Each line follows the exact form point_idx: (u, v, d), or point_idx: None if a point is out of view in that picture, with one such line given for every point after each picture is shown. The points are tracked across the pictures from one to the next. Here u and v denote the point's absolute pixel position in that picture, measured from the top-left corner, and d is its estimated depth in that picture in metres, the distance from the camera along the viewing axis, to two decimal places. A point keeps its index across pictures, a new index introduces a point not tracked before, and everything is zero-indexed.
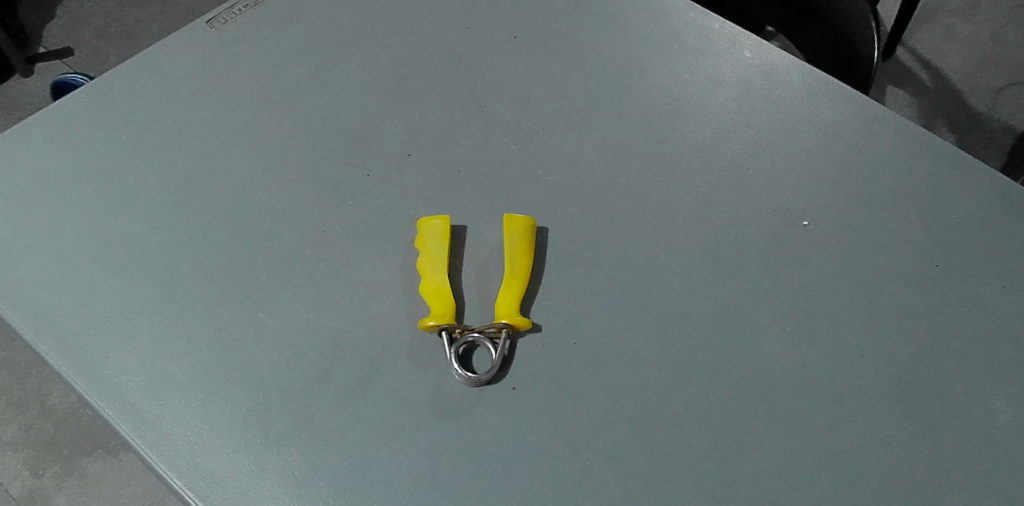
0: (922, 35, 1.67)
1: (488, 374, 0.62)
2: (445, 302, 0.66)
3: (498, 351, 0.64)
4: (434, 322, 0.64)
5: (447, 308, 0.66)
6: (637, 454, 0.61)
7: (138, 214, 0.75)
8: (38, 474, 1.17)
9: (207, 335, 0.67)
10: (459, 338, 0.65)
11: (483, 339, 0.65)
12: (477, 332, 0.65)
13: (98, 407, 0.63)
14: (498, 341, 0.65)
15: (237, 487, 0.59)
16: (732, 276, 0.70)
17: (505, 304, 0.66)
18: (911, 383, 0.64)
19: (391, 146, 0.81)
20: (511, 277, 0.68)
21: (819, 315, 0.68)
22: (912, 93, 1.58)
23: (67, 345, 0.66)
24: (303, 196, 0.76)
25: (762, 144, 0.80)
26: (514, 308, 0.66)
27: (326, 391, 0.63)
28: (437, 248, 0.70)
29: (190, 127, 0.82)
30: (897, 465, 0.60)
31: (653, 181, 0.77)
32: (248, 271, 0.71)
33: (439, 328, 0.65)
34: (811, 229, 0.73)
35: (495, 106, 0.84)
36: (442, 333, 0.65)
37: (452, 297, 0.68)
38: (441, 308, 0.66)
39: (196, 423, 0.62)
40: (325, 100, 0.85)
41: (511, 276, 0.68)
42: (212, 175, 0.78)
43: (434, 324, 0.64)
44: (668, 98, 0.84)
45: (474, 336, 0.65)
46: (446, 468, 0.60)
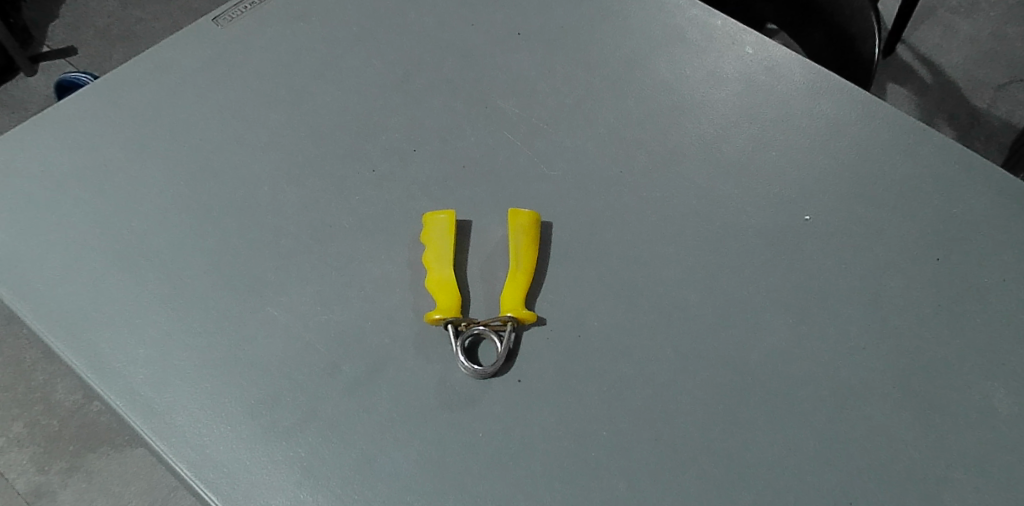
0: (944, 18, 1.61)
1: (495, 367, 0.51)
2: (450, 294, 0.54)
3: (504, 344, 0.52)
4: (440, 314, 0.52)
5: (451, 293, 0.54)
6: (681, 444, 0.50)
7: (80, 161, 0.62)
8: (44, 470, 1.11)
9: (197, 304, 0.55)
10: (463, 331, 0.53)
11: (489, 331, 0.53)
12: (482, 324, 0.53)
13: (79, 366, 0.52)
14: (503, 333, 0.54)
15: (250, 479, 0.48)
16: (784, 240, 0.60)
17: (508, 295, 0.54)
18: (998, 358, 0.54)
19: (379, 91, 0.68)
20: (516, 267, 0.56)
21: (887, 281, 0.58)
22: (914, 91, 1.51)
23: (46, 292, 0.55)
24: (271, 148, 0.63)
25: (814, 92, 0.68)
26: (520, 299, 0.54)
27: (304, 373, 0.52)
28: (438, 226, 0.57)
29: (146, 62, 0.69)
30: (988, 450, 0.50)
31: (688, 133, 0.66)
32: (222, 229, 0.58)
33: (446, 323, 0.53)
34: (873, 186, 0.63)
35: (500, 48, 0.71)
36: (446, 327, 0.53)
37: (457, 287, 0.55)
38: (444, 294, 0.54)
39: (197, 396, 0.51)
40: (299, 38, 0.72)
41: (513, 266, 0.56)
42: (169, 122, 0.65)
43: (439, 318, 0.52)
44: (704, 40, 0.72)
45: (479, 328, 0.52)
46: (454, 463, 0.49)
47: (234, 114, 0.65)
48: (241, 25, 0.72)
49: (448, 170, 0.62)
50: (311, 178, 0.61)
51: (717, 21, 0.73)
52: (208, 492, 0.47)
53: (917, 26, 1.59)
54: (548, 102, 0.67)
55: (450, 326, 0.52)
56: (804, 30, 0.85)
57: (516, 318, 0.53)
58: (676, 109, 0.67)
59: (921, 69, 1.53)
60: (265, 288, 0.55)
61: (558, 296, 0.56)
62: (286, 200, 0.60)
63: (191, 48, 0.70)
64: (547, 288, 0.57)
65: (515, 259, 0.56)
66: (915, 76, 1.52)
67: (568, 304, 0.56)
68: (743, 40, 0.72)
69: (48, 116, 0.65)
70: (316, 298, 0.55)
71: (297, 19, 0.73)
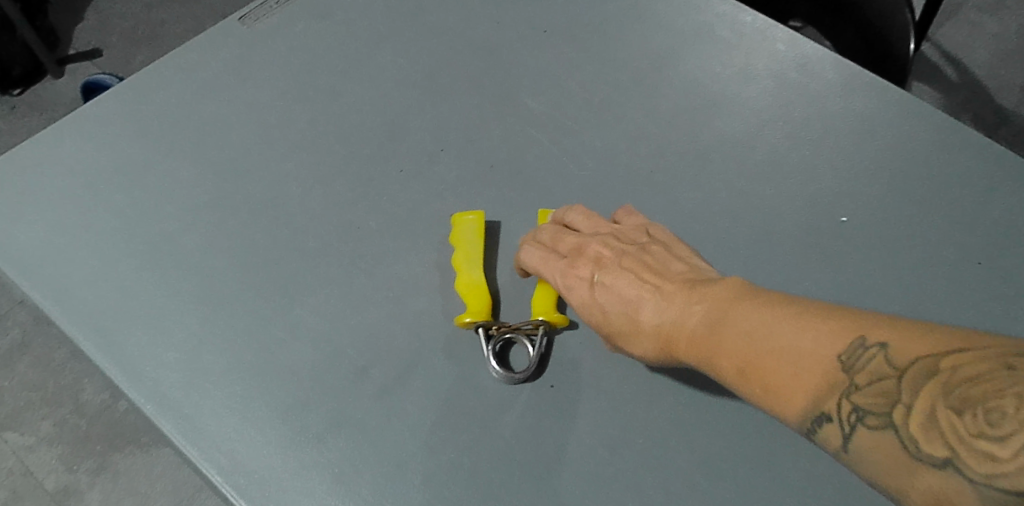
0: (969, 15, 1.56)
1: (525, 372, 0.50)
2: (481, 298, 0.53)
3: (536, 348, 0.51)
4: (470, 318, 0.51)
5: (483, 299, 0.53)
6: (716, 451, 0.49)
7: (113, 163, 0.62)
8: (72, 469, 1.05)
9: (224, 308, 0.54)
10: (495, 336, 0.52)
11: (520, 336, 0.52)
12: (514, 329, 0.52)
13: (110, 371, 0.52)
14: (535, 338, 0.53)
15: (278, 485, 0.47)
16: (819, 242, 0.59)
17: (539, 300, 0.54)
18: None
19: (404, 90, 0.67)
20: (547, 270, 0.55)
21: (925, 287, 0.56)
22: (941, 90, 1.47)
23: (79, 295, 0.55)
24: (298, 149, 0.63)
25: (846, 90, 0.66)
26: (552, 304, 0.53)
27: (333, 377, 0.51)
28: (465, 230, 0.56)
29: (173, 61, 0.69)
30: None
31: (720, 133, 0.64)
32: (251, 229, 0.58)
33: (477, 326, 0.52)
34: (910, 186, 0.61)
35: (526, 46, 0.70)
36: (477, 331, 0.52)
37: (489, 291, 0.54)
38: (475, 300, 0.53)
39: (226, 401, 0.50)
40: (322, 37, 0.71)
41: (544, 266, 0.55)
42: (196, 123, 0.65)
43: (470, 321, 0.51)
44: (734, 36, 0.70)
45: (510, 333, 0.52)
46: (486, 469, 0.48)
47: (260, 115, 0.65)
48: (267, 24, 0.72)
49: (476, 170, 0.62)
50: (337, 178, 0.61)
51: (746, 17, 0.72)
52: (238, 498, 0.47)
53: (943, 24, 1.55)
54: (574, 101, 0.66)
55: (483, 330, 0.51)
56: (837, 29, 0.82)
57: (547, 322, 0.52)
58: (706, 108, 0.66)
59: (946, 68, 1.49)
60: (293, 290, 0.55)
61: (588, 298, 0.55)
62: (312, 200, 0.60)
63: (217, 49, 0.70)
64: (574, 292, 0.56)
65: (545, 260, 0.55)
66: (943, 75, 1.49)
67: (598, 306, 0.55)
68: (775, 36, 0.70)
69: (79, 118, 0.65)
70: (345, 300, 0.54)
71: (321, 16, 0.72)
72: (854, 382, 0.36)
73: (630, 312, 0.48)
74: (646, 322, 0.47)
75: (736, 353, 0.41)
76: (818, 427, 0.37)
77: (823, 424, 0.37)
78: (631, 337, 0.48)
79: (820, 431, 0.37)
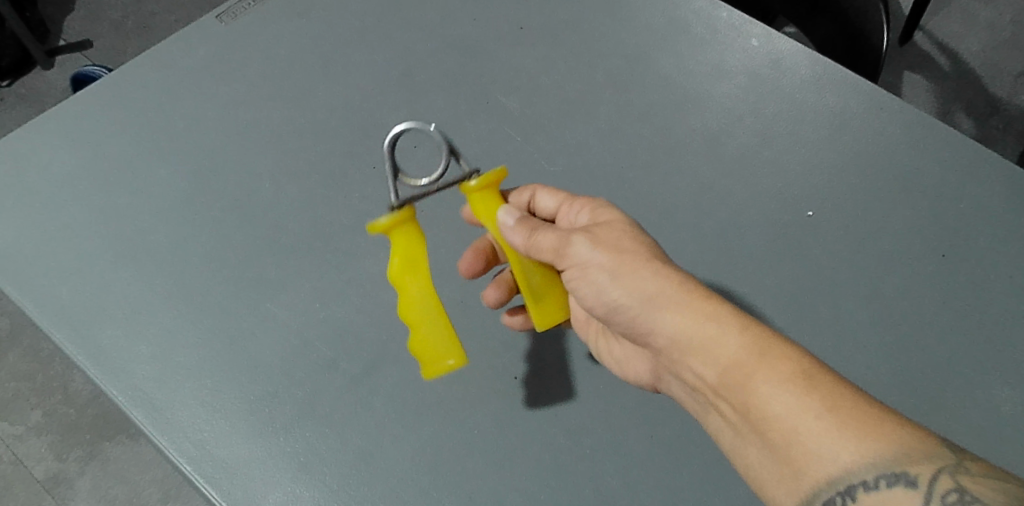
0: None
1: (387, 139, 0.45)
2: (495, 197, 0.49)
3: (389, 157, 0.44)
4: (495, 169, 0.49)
5: (482, 197, 0.49)
6: (675, 442, 0.50)
7: (92, 158, 0.63)
8: (61, 458, 1.00)
9: (197, 302, 0.55)
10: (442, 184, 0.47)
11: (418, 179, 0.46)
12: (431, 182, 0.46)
13: (83, 363, 0.53)
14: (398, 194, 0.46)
15: (247, 474, 0.48)
16: (783, 237, 0.60)
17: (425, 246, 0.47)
18: (988, 360, 0.55)
19: (380, 86, 0.68)
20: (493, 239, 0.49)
21: (884, 282, 0.58)
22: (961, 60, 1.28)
23: (55, 289, 0.56)
24: (274, 144, 0.64)
25: (817, 86, 0.67)
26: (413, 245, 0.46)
27: (302, 370, 0.52)
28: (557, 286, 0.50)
29: (152, 57, 0.69)
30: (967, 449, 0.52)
31: (692, 130, 0.65)
32: (226, 224, 0.59)
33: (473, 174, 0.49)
34: (875, 182, 0.62)
35: (502, 42, 0.71)
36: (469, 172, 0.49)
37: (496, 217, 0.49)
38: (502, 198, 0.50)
39: (197, 393, 0.51)
40: (300, 32, 0.71)
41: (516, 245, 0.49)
42: (175, 118, 0.65)
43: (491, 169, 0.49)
44: (709, 32, 0.71)
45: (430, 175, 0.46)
46: (450, 459, 0.49)
47: (238, 110, 0.66)
48: (245, 19, 0.72)
49: (448, 165, 0.62)
50: (311, 174, 0.62)
51: (722, 13, 0.72)
52: (207, 487, 0.48)
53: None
54: (548, 97, 0.67)
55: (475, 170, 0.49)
56: (809, 27, 0.80)
57: (397, 202, 0.45)
58: (678, 105, 0.67)
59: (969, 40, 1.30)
60: (266, 284, 0.56)
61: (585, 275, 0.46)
62: (287, 195, 0.61)
63: (196, 44, 0.70)
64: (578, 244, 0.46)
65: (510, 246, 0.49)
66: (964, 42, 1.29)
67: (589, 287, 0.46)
68: (749, 32, 0.71)
69: (59, 112, 0.66)
70: (317, 295, 0.55)
71: (299, 12, 0.73)
72: (961, 465, 0.34)
73: (718, 306, 0.42)
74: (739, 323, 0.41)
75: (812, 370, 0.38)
76: (884, 485, 0.34)
77: (893, 485, 0.34)
78: (714, 337, 0.41)
79: (884, 489, 0.34)
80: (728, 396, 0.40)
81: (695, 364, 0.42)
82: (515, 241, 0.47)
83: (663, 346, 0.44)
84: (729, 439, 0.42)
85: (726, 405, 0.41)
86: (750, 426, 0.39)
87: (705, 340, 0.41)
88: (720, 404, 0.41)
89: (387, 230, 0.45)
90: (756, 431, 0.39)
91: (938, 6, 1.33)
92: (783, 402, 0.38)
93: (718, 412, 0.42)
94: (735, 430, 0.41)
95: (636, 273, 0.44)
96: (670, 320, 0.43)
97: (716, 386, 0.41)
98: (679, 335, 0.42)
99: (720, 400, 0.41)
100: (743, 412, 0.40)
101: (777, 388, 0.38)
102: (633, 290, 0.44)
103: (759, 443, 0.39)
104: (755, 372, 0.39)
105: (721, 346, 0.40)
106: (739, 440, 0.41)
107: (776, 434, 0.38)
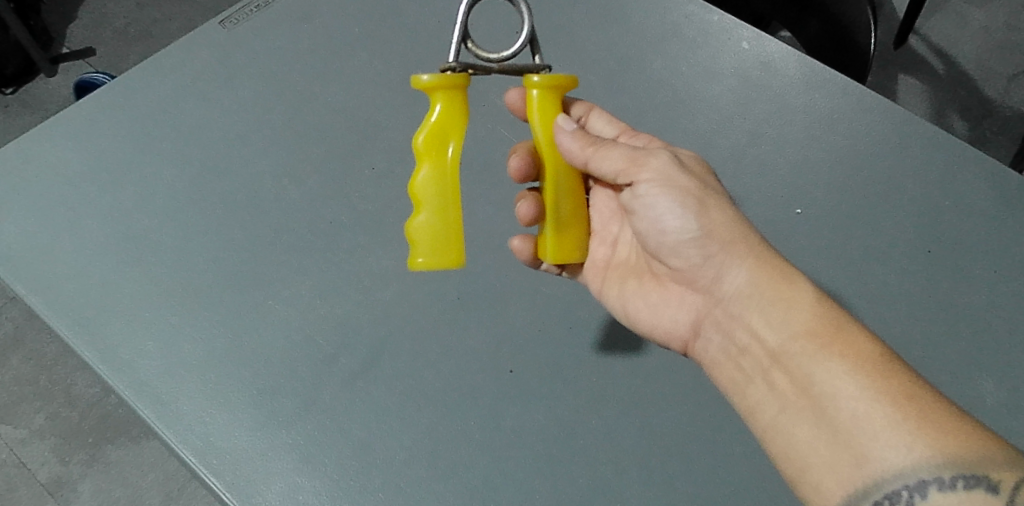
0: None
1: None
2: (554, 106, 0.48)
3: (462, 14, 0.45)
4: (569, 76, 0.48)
5: (544, 94, 0.48)
6: (665, 431, 0.52)
7: (98, 162, 0.65)
8: (65, 461, 0.96)
9: (201, 299, 0.57)
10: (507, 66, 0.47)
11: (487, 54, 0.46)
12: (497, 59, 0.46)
13: (90, 358, 0.54)
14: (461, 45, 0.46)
15: (250, 465, 0.50)
16: (773, 234, 0.61)
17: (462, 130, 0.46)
18: (973, 350, 0.56)
19: (378, 89, 0.69)
20: (534, 138, 0.48)
21: (870, 276, 0.59)
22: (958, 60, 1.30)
23: (62, 287, 0.58)
24: (275, 146, 0.65)
25: (806, 87, 0.69)
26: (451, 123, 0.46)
27: (303, 365, 0.54)
28: (579, 220, 0.47)
29: (156, 62, 0.71)
30: None
31: (684, 130, 0.67)
32: (229, 224, 0.60)
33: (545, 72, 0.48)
34: (862, 179, 0.64)
35: (498, 46, 0.72)
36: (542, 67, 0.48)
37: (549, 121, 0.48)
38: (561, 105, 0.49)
39: (201, 387, 0.53)
40: (300, 37, 0.73)
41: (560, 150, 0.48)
42: (179, 122, 0.67)
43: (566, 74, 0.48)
44: (700, 36, 0.72)
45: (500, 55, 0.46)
46: (447, 450, 0.51)
47: (240, 114, 0.67)
48: (247, 25, 0.74)
49: None
50: (312, 175, 0.63)
51: (713, 17, 0.73)
52: (211, 477, 0.49)
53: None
54: None
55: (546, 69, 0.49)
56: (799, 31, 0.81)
57: (453, 65, 0.45)
58: (670, 106, 0.68)
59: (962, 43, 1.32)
60: (268, 282, 0.57)
61: (648, 199, 0.48)
62: (288, 196, 0.62)
63: (198, 50, 0.72)
64: (649, 166, 0.48)
65: (550, 151, 0.48)
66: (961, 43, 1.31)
67: (652, 214, 0.48)
68: (740, 35, 0.72)
69: (65, 117, 0.67)
70: (317, 291, 0.57)
71: (299, 17, 0.74)
72: None
73: (794, 281, 0.44)
74: (813, 298, 0.43)
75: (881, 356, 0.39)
76: (960, 485, 0.34)
77: (971, 485, 0.34)
78: (787, 301, 0.43)
79: (960, 490, 0.34)
80: (790, 365, 0.42)
81: (758, 324, 0.44)
82: (571, 146, 0.47)
83: (727, 297, 0.46)
84: (773, 413, 0.42)
85: (782, 374, 0.42)
86: (811, 403, 0.40)
87: (777, 301, 0.44)
88: (774, 373, 0.43)
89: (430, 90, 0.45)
90: (815, 406, 0.40)
91: (932, 10, 1.34)
92: (854, 381, 0.39)
93: (770, 381, 0.43)
94: (787, 407, 0.42)
95: (715, 212, 0.46)
96: (743, 271, 0.45)
97: (778, 350, 0.43)
98: (749, 288, 0.45)
99: (777, 367, 0.42)
100: (805, 384, 0.41)
101: (852, 369, 0.39)
102: (705, 219, 0.46)
103: (814, 419, 0.40)
104: (831, 342, 0.40)
105: (795, 313, 0.43)
106: (786, 415, 0.42)
107: (843, 408, 0.38)
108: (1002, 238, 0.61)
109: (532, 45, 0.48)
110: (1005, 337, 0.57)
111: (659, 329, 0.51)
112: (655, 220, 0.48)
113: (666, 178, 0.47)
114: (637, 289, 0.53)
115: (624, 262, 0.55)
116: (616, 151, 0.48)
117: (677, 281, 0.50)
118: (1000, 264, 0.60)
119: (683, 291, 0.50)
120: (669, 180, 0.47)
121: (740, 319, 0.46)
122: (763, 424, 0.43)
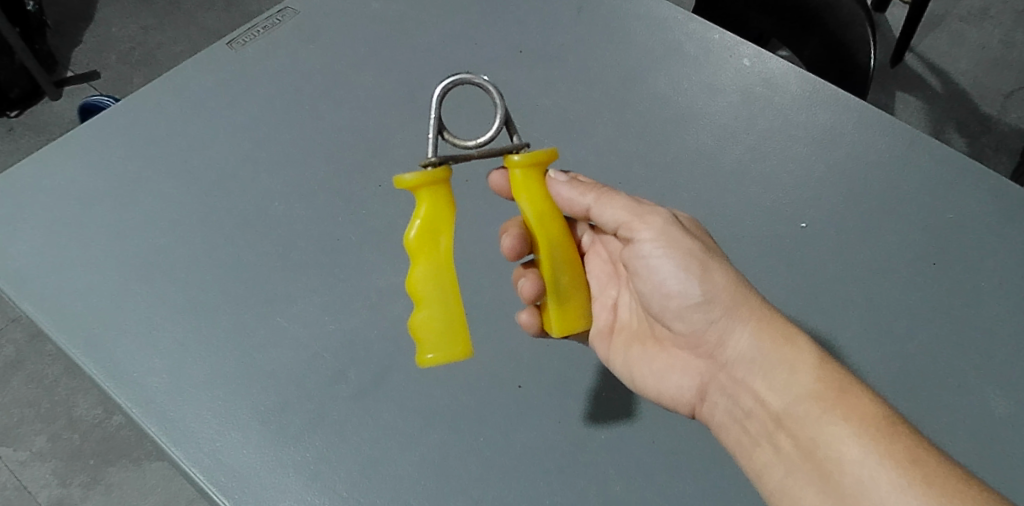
0: (1004, 4, 1.39)
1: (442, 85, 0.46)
2: (539, 181, 0.48)
3: (436, 112, 0.45)
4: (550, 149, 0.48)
5: (526, 173, 0.47)
6: (674, 445, 0.52)
7: (106, 182, 0.65)
8: (65, 484, 0.94)
9: (209, 317, 0.57)
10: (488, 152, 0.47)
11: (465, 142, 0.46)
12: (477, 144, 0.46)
13: (98, 376, 0.54)
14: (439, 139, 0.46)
15: (259, 482, 0.49)
16: (777, 248, 0.61)
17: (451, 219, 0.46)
18: (982, 359, 0.56)
19: (385, 108, 0.70)
20: (523, 215, 0.47)
21: (876, 289, 0.59)
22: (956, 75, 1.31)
23: (70, 306, 0.58)
24: (282, 165, 0.66)
25: (808, 103, 0.69)
26: (438, 217, 0.45)
27: (311, 380, 0.53)
28: (578, 288, 0.48)
29: (164, 84, 0.72)
30: (969, 444, 0.53)
31: (687, 146, 0.67)
32: (237, 242, 0.61)
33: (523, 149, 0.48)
34: (866, 193, 0.64)
35: (502, 65, 0.73)
36: (518, 145, 0.48)
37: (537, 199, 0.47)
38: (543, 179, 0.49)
39: (209, 404, 0.52)
40: (306, 57, 0.74)
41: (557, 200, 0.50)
42: (187, 142, 0.67)
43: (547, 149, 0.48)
44: (701, 53, 0.73)
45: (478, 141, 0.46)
46: (456, 466, 0.51)
47: (247, 133, 0.68)
48: (254, 46, 0.74)
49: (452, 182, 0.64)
50: (318, 193, 0.64)
51: (714, 35, 0.74)
52: (218, 494, 0.49)
53: (964, 18, 1.37)
54: (548, 116, 0.69)
55: (525, 146, 0.48)
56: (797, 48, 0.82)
57: (433, 159, 0.45)
58: (673, 123, 0.69)
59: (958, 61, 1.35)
60: (275, 300, 0.57)
61: (652, 260, 0.48)
62: (295, 214, 0.62)
63: (206, 71, 0.73)
64: (651, 224, 0.48)
65: (541, 226, 0.47)
66: (960, 59, 1.33)
67: (656, 277, 0.48)
68: (741, 53, 0.73)
69: (74, 138, 0.68)
70: (324, 308, 0.57)
71: (305, 38, 0.75)
72: None
73: (795, 340, 0.45)
74: (816, 360, 0.43)
75: (882, 418, 0.40)
76: None
77: None
78: (789, 363, 0.44)
79: None
80: (795, 429, 0.43)
81: (762, 388, 0.45)
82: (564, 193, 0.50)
83: (730, 361, 0.47)
84: (780, 476, 0.43)
85: (788, 438, 0.43)
86: (815, 468, 0.41)
87: (779, 363, 0.44)
88: (779, 436, 0.44)
89: (413, 189, 0.45)
90: (820, 470, 0.41)
91: (928, 29, 1.36)
92: (853, 446, 0.39)
93: (775, 444, 0.44)
94: (794, 472, 0.42)
95: (717, 275, 0.46)
96: (746, 336, 0.46)
97: (782, 413, 0.43)
98: (752, 351, 0.45)
99: (782, 430, 0.43)
100: (810, 449, 0.41)
101: (855, 432, 0.40)
102: (709, 283, 0.46)
103: (821, 484, 0.41)
104: (835, 405, 0.41)
105: (797, 376, 0.43)
106: (792, 478, 0.43)
107: (848, 474, 0.39)
108: (1006, 248, 0.61)
109: (508, 125, 0.48)
110: (1013, 347, 0.57)
111: (664, 395, 0.51)
112: (658, 283, 0.48)
113: (668, 240, 0.47)
114: (643, 354, 0.53)
115: (628, 327, 0.55)
116: (620, 202, 0.49)
117: (681, 345, 0.51)
118: (1005, 274, 0.60)
119: (688, 357, 0.51)
120: (673, 241, 0.47)
121: (745, 383, 0.46)
122: (771, 487, 0.44)
